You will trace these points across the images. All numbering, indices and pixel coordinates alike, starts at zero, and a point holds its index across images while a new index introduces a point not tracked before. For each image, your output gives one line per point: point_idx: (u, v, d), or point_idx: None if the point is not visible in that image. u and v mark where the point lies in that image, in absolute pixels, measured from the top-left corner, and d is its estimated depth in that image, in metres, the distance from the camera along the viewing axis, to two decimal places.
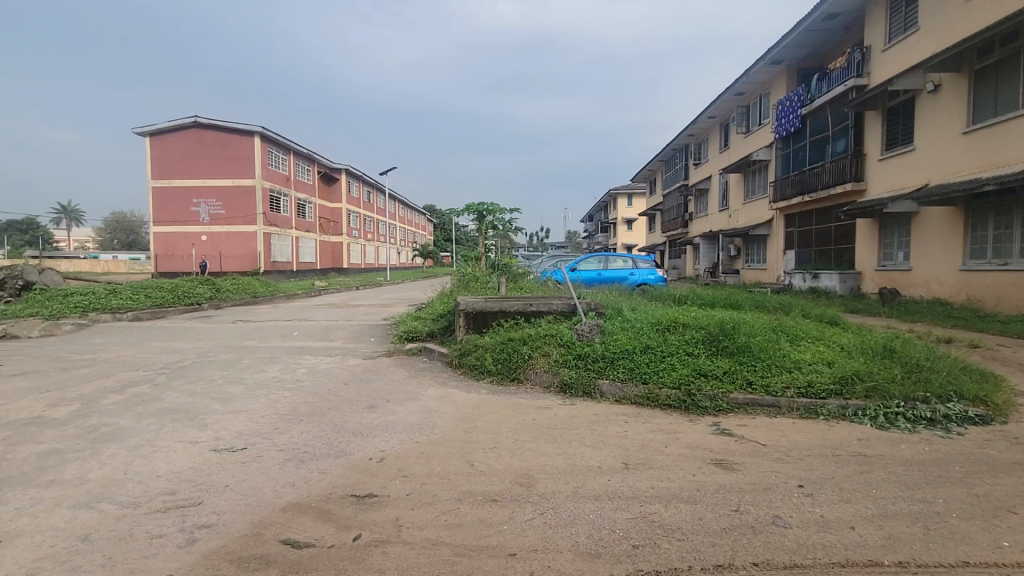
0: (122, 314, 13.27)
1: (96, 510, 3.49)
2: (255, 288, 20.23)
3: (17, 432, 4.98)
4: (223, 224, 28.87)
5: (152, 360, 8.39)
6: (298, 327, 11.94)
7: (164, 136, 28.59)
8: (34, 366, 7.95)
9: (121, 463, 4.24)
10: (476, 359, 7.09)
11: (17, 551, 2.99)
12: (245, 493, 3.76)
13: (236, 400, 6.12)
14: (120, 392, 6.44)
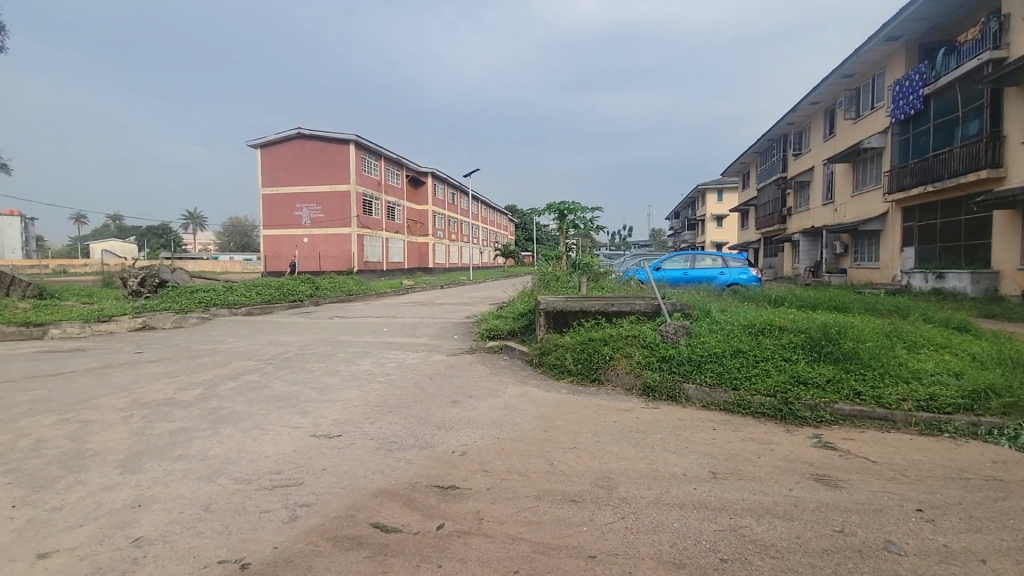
0: (237, 309, 14.79)
1: (216, 483, 3.91)
2: (350, 286, 21.63)
3: (154, 411, 5.70)
4: (322, 227, 31.17)
5: (262, 351, 9.25)
6: (387, 323, 12.63)
7: (272, 147, 31.36)
8: (167, 354, 9.10)
9: (236, 443, 4.72)
10: (557, 359, 7.06)
11: (153, 515, 3.42)
12: (339, 477, 4.03)
13: (333, 390, 6.59)
14: (235, 379, 7.18)
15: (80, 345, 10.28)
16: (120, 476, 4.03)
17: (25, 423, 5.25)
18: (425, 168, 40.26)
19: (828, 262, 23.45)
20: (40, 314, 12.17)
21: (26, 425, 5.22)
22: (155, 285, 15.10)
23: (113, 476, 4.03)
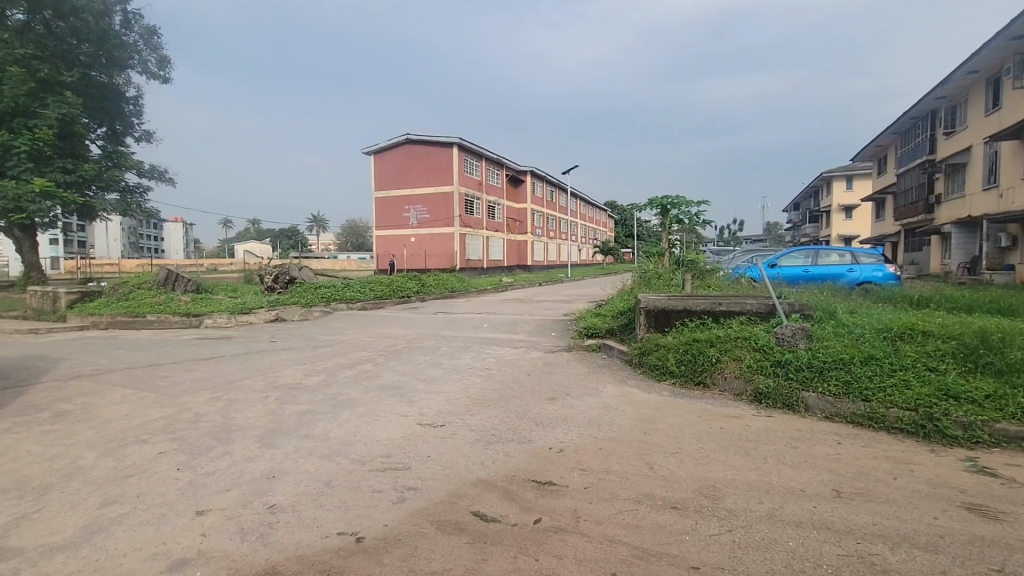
0: (353, 303, 16.14)
1: (336, 461, 4.29)
2: (452, 283, 22.57)
3: (285, 393, 6.39)
4: (427, 227, 32.85)
5: (375, 343, 9.98)
6: (487, 320, 13.01)
7: (384, 153, 33.61)
8: (296, 343, 10.16)
9: (352, 427, 5.14)
10: (658, 359, 6.80)
11: (285, 486, 3.83)
12: (443, 464, 4.23)
13: (437, 381, 6.92)
14: (351, 367, 7.83)
15: (227, 334, 11.82)
16: (258, 449, 4.57)
17: (187, 399, 6.16)
18: (525, 166, 40.78)
19: (990, 257, 20.30)
20: (197, 306, 14.14)
21: (188, 400, 6.11)
22: (286, 281, 16.82)
23: (252, 448, 4.58)
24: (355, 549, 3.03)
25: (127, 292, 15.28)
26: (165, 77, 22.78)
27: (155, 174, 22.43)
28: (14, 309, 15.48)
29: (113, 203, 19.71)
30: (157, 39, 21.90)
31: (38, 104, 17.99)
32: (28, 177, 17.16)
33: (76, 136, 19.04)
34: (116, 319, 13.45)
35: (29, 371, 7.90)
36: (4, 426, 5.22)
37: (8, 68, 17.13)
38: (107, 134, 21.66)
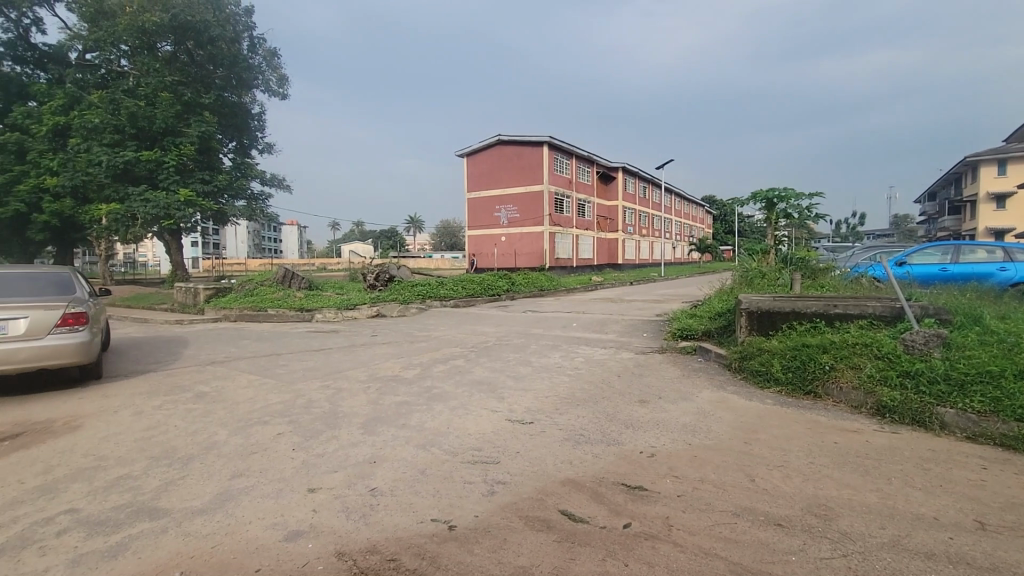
0: (447, 301, 16.86)
1: (430, 451, 4.48)
2: (541, 282, 22.70)
3: (385, 385, 6.80)
4: (517, 226, 33.32)
5: (467, 339, 10.31)
6: (576, 319, 12.92)
7: (476, 155, 34.55)
8: (394, 338, 10.78)
9: (445, 419, 5.34)
10: (761, 364, 6.35)
11: (384, 471, 4.08)
12: (531, 461, 4.26)
13: (526, 379, 7.00)
14: (444, 362, 8.14)
15: (335, 328, 12.83)
16: (360, 436, 4.90)
17: (301, 386, 6.77)
18: (616, 163, 39.91)
19: None
20: (309, 302, 15.47)
21: (302, 388, 6.71)
22: (386, 279, 17.86)
23: (356, 435, 4.92)
24: (447, 536, 3.15)
25: (252, 288, 17.10)
26: (283, 94, 25.17)
27: (275, 182, 24.88)
28: (166, 303, 17.96)
29: (241, 209, 22.14)
30: (276, 59, 24.24)
31: (183, 124, 20.64)
32: (176, 188, 19.77)
33: (212, 151, 21.62)
34: (243, 313, 15.12)
35: (176, 355, 9.13)
36: (157, 403, 6.07)
37: (160, 94, 19.81)
38: (237, 148, 24.38)
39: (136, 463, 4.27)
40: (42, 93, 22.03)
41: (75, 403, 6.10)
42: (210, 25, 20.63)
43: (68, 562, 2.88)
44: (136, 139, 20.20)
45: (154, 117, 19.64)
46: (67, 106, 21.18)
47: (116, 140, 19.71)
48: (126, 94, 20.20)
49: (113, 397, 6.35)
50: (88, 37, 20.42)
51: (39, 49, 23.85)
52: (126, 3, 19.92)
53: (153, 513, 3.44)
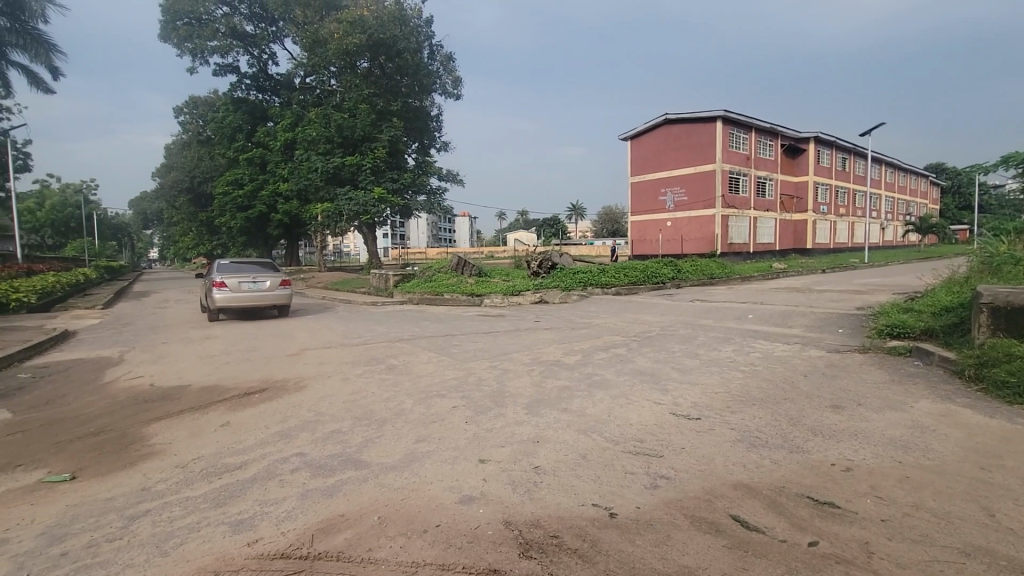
0: (608, 290, 16.86)
1: (592, 437, 4.50)
2: (712, 269, 21.16)
3: (547, 369, 7.02)
4: (686, 210, 31.38)
5: (629, 328, 10.11)
6: (753, 310, 11.77)
7: (640, 137, 33.36)
8: (557, 324, 11.05)
9: (606, 407, 5.32)
10: (1011, 373, 5.06)
11: (547, 452, 4.22)
12: (698, 458, 4.02)
13: (693, 372, 6.61)
14: (605, 350, 8.10)
15: (501, 312, 13.65)
16: (524, 415, 5.14)
17: (472, 365, 7.34)
18: (806, 133, 35.11)
19: None
20: (480, 287, 16.60)
21: (473, 366, 7.28)
22: (548, 266, 18.13)
23: (521, 414, 5.18)
24: (608, 523, 3.14)
25: (431, 274, 18.98)
26: (457, 95, 27.38)
27: (450, 177, 27.14)
28: (365, 288, 20.88)
29: (422, 203, 24.61)
30: (452, 63, 26.48)
31: (377, 130, 23.66)
32: (372, 188, 22.76)
33: (399, 152, 24.43)
34: (424, 296, 16.91)
35: (372, 331, 10.64)
36: (359, 371, 7.14)
37: (360, 106, 22.91)
38: (419, 148, 27.16)
39: (345, 421, 5.08)
40: (277, 115, 27.09)
41: (302, 366, 7.49)
42: (398, 39, 23.17)
43: (299, 494, 3.56)
44: (342, 146, 23.67)
45: (356, 127, 22.84)
46: (293, 123, 25.70)
47: (328, 148, 23.34)
48: (335, 109, 23.78)
49: (327, 363, 7.63)
50: (307, 64, 24.44)
51: (274, 78, 29.29)
52: (334, 31, 23.33)
53: (358, 463, 4.06)
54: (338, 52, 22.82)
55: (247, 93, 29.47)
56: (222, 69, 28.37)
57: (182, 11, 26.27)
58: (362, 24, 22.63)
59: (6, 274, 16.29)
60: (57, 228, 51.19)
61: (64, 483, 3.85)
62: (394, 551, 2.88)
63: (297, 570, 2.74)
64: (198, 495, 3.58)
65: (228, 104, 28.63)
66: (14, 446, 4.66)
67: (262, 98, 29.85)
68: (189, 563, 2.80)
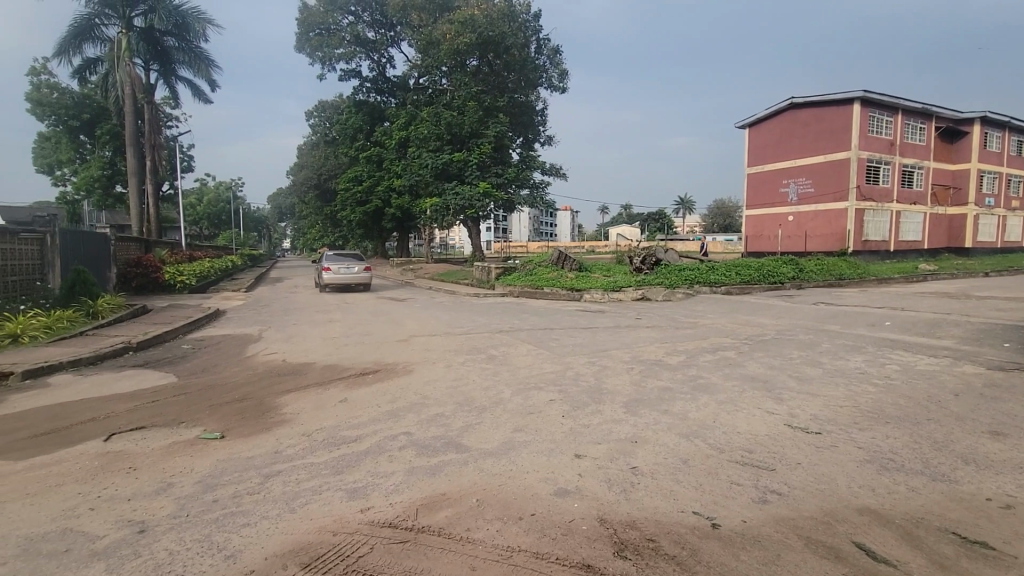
0: (717, 288, 15.95)
1: (694, 442, 4.29)
2: (840, 269, 19.07)
3: (649, 368, 6.80)
4: (811, 203, 28.53)
5: (740, 330, 9.47)
6: (889, 317, 10.43)
7: (760, 125, 30.95)
8: (659, 322, 10.66)
9: (712, 412, 5.03)
10: None
11: (646, 453, 4.09)
12: (817, 476, 3.66)
13: (813, 382, 6.02)
14: (712, 352, 7.67)
15: (602, 308, 13.47)
16: (623, 414, 5.03)
17: (570, 359, 7.33)
18: (969, 113, 30.27)
19: None
20: (580, 282, 16.42)
21: (571, 361, 7.26)
22: (653, 263, 17.34)
23: (619, 412, 5.07)
24: (710, 533, 2.98)
25: (532, 268, 19.14)
26: (563, 88, 27.52)
27: (553, 171, 27.15)
28: (468, 279, 21.63)
29: (525, 197, 24.88)
30: (559, 56, 26.81)
31: (483, 127, 24.34)
32: (477, 182, 23.52)
33: (504, 147, 24.90)
34: (524, 289, 17.17)
35: (474, 322, 11.03)
36: (461, 359, 7.45)
37: (469, 103, 23.69)
38: (523, 142, 27.57)
39: (447, 405, 5.33)
40: (393, 115, 28.84)
41: (409, 352, 7.97)
42: (506, 36, 23.65)
43: (405, 470, 3.81)
44: (450, 143, 24.58)
45: (464, 124, 23.69)
46: (407, 122, 27.23)
47: (438, 146, 24.36)
48: (445, 107, 24.78)
49: (432, 350, 8.05)
50: (421, 65, 25.69)
51: (391, 80, 31.10)
52: (447, 32, 24.21)
53: (458, 447, 4.25)
54: (450, 52, 23.72)
55: (368, 95, 31.68)
56: (347, 75, 30.76)
57: (314, 23, 28.85)
58: (472, 23, 23.29)
59: (174, 260, 19.17)
60: (212, 221, 59.29)
61: (215, 440, 4.47)
62: (490, 534, 2.97)
63: (402, 540, 2.93)
64: (319, 462, 3.96)
65: (351, 106, 31.04)
66: (178, 405, 5.51)
67: (381, 100, 31.86)
68: (311, 522, 3.11)
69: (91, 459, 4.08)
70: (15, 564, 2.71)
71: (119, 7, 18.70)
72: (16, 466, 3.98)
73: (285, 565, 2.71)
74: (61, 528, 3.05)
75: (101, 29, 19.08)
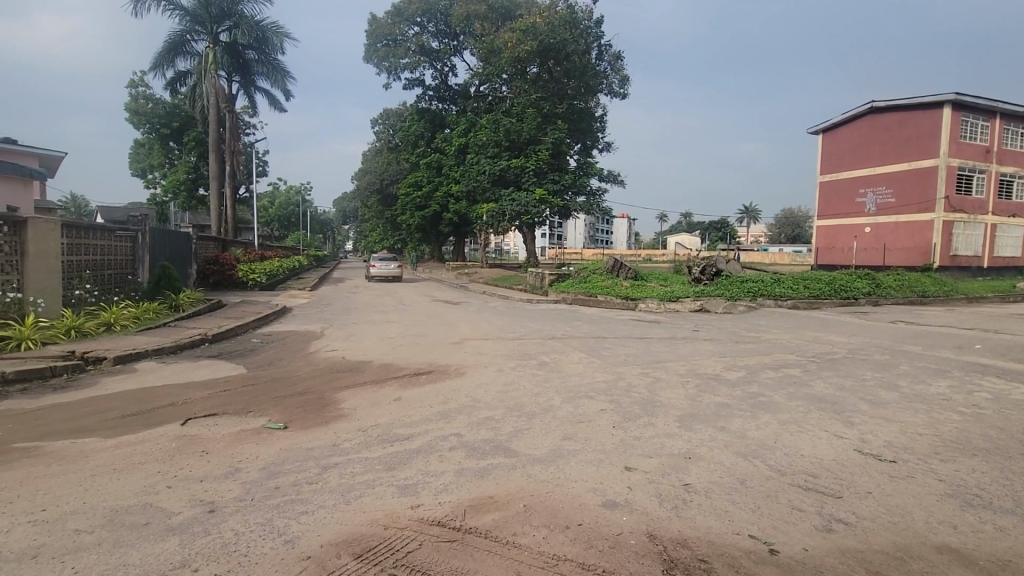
0: (783, 302, 15.19)
1: (752, 462, 4.10)
2: (923, 285, 17.68)
3: (706, 382, 6.57)
4: (891, 214, 26.64)
5: (807, 347, 8.95)
6: (980, 339, 9.54)
7: (836, 130, 29.29)
8: (717, 335, 10.28)
9: (773, 432, 4.79)
10: None
11: (700, 470, 3.94)
12: (889, 507, 3.41)
13: (888, 407, 5.58)
14: (775, 369, 7.29)
15: (657, 318, 13.16)
16: (677, 428, 4.88)
17: (623, 370, 7.20)
18: None
19: None
20: (635, 290, 16.12)
21: (624, 371, 7.13)
22: (713, 273, 16.66)
23: (673, 426, 4.92)
24: (767, 559, 2.82)
25: (587, 275, 18.95)
26: (623, 94, 27.74)
27: (611, 178, 26.86)
28: (522, 284, 21.76)
29: (582, 204, 24.68)
30: (620, 62, 27.06)
31: (542, 133, 24.41)
32: (534, 189, 23.60)
33: (562, 154, 24.85)
34: (578, 296, 17.04)
35: (527, 328, 11.06)
36: (513, 364, 7.49)
37: (528, 110, 23.86)
38: (581, 148, 27.57)
39: (498, 409, 5.37)
40: (453, 122, 29.42)
41: (462, 355, 8.09)
42: (568, 43, 23.72)
43: (455, 470, 3.88)
44: (509, 150, 24.80)
45: (523, 131, 23.86)
46: (466, 129, 27.73)
47: (496, 152, 24.64)
48: (504, 114, 25.06)
49: (485, 354, 8.12)
50: (482, 73, 26.10)
51: (453, 88, 31.78)
52: (508, 40, 24.48)
53: (507, 451, 4.26)
54: (510, 60, 23.95)
55: (430, 103, 32.50)
56: (411, 84, 31.80)
57: (382, 34, 30.04)
58: (534, 31, 23.45)
59: (247, 259, 20.47)
60: (283, 222, 62.99)
61: (279, 431, 4.72)
62: (537, 540, 2.97)
63: (450, 539, 2.97)
64: (373, 458, 4.10)
65: (414, 114, 31.98)
66: (247, 395, 5.87)
67: (442, 107, 32.58)
68: (364, 514, 3.22)
69: (169, 441, 4.41)
70: (102, 533, 2.97)
71: (208, 24, 20.32)
72: (106, 443, 4.36)
73: (338, 554, 2.81)
74: (142, 503, 3.32)
75: (191, 44, 20.79)
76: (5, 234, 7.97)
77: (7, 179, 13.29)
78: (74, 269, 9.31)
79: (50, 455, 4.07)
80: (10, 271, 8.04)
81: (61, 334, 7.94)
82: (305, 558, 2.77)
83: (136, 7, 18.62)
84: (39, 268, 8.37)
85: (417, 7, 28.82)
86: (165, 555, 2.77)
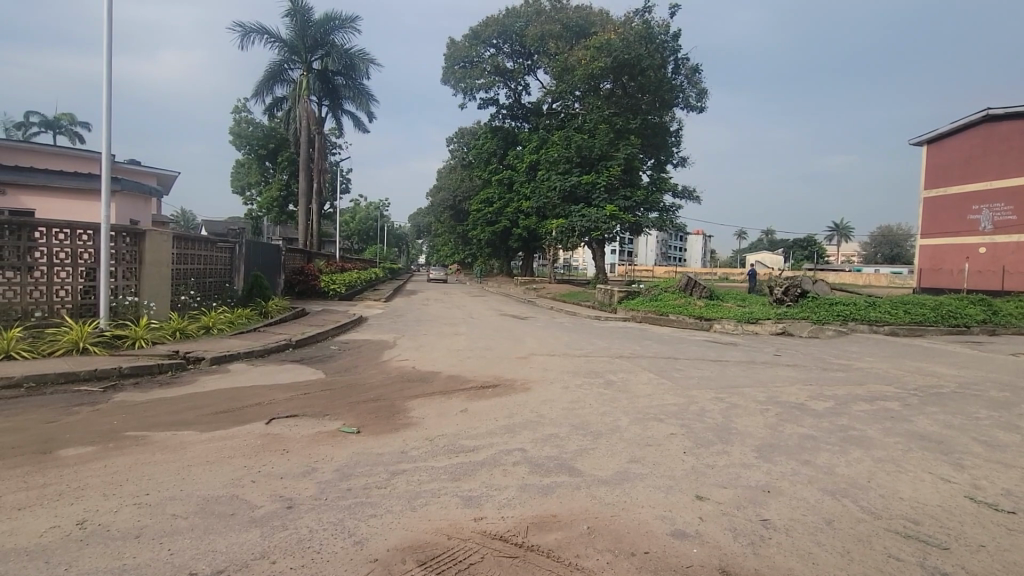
0: (878, 327, 13.93)
1: (843, 502, 3.75)
2: None
3: (788, 411, 6.12)
4: (1012, 233, 23.73)
5: (908, 379, 8.09)
6: None
7: (943, 142, 26.94)
8: (802, 361, 9.57)
9: (866, 470, 4.36)
10: None
11: (779, 506, 3.66)
12: (1007, 563, 2.99)
13: (1007, 450, 4.91)
14: (869, 401, 6.65)
15: (734, 340, 12.51)
16: (754, 459, 4.56)
17: (695, 393, 6.86)
18: None
19: None
20: (709, 310, 15.41)
21: (696, 395, 6.80)
22: (797, 294, 15.55)
23: (750, 456, 4.61)
24: None
25: (657, 293, 18.42)
26: (700, 107, 27.25)
27: (686, 194, 26.07)
28: (589, 301, 21.64)
29: (654, 220, 24.08)
30: (697, 75, 26.62)
31: (614, 149, 24.15)
32: (605, 205, 23.38)
33: (634, 170, 24.52)
34: (648, 315, 16.60)
35: (594, 345, 10.87)
36: (579, 382, 7.37)
37: (600, 126, 23.73)
38: (655, 164, 27.14)
39: (563, 427, 5.30)
40: (524, 139, 29.80)
41: (528, 369, 8.08)
42: (643, 58, 23.47)
43: (519, 486, 3.86)
44: (580, 166, 24.70)
45: (595, 147, 23.67)
46: (538, 146, 27.91)
47: (567, 168, 24.64)
48: (576, 130, 25.02)
49: (550, 370, 8.07)
50: (555, 91, 26.28)
51: (525, 106, 32.23)
52: (582, 58, 24.58)
53: (572, 470, 4.18)
54: (584, 77, 23.97)
55: (503, 121, 33.17)
56: (485, 103, 32.64)
57: (459, 56, 31.32)
58: (608, 47, 23.36)
59: (329, 270, 21.76)
60: (361, 237, 66.30)
61: (353, 435, 4.93)
62: (600, 565, 2.87)
63: (513, 555, 2.95)
64: (439, 467, 4.18)
65: (488, 132, 32.72)
66: (324, 399, 6.20)
67: (515, 125, 33.07)
68: (428, 522, 3.28)
69: (255, 438, 4.74)
70: (195, 519, 3.23)
71: (302, 53, 22.16)
72: (201, 435, 4.77)
73: (403, 560, 2.87)
74: (230, 494, 3.59)
75: (288, 72, 22.70)
76: (127, 244, 9.08)
77: (131, 195, 15.09)
78: (181, 276, 10.36)
79: (155, 444, 4.50)
80: (130, 277, 9.13)
81: (168, 334, 8.80)
82: (372, 561, 2.84)
83: (243, 41, 20.63)
84: (153, 274, 9.38)
85: (494, 30, 29.75)
86: (248, 545, 2.95)
